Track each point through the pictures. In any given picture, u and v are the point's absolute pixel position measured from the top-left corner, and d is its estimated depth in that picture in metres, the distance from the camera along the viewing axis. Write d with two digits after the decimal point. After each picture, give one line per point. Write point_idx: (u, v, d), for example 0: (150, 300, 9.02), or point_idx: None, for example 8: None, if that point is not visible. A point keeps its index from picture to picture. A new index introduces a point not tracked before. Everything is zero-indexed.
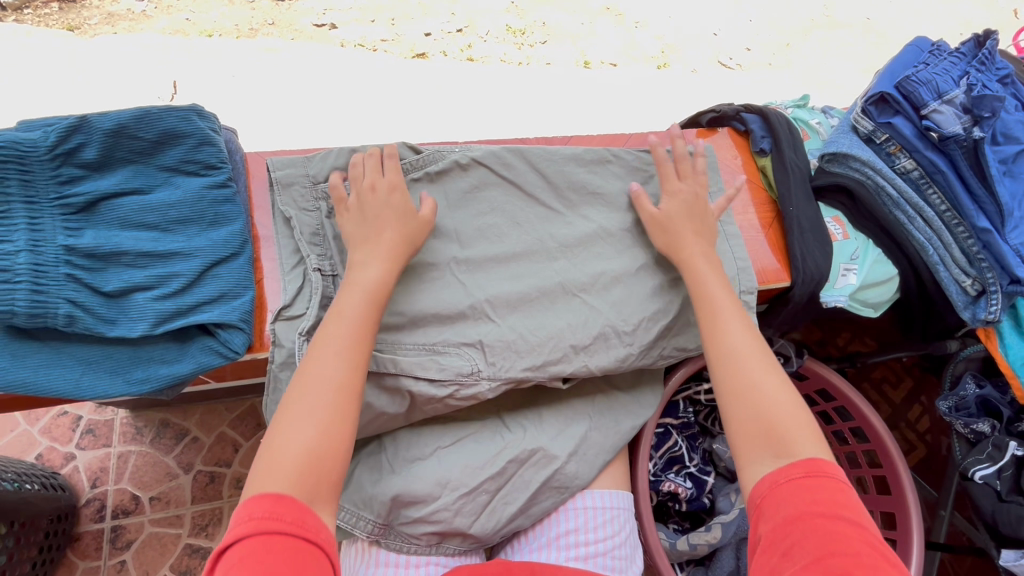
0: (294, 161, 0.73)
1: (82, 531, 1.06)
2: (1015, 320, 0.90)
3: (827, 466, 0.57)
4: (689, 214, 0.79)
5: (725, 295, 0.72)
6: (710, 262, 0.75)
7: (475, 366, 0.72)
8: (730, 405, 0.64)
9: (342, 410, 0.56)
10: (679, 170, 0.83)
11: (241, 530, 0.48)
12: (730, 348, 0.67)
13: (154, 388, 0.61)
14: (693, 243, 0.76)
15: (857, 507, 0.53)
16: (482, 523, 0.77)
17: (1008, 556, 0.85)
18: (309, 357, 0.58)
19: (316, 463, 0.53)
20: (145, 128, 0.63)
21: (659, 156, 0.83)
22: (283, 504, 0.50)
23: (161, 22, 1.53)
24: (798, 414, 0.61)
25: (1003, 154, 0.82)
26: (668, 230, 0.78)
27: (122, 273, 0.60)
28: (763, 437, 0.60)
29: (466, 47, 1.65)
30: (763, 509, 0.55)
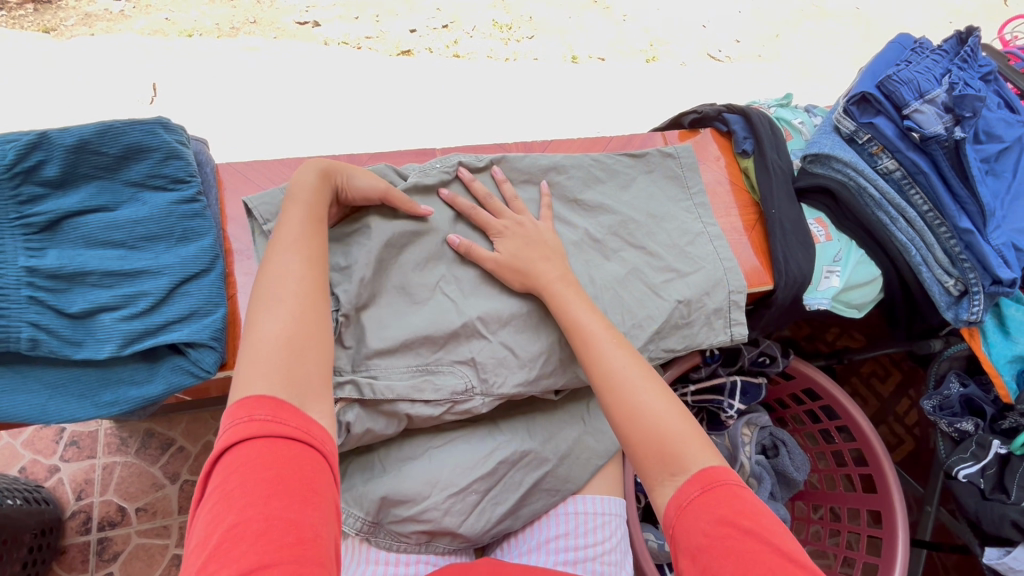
0: (274, 197, 0.69)
1: (68, 544, 1.05)
2: (999, 319, 0.90)
3: (721, 474, 0.55)
4: (531, 245, 0.74)
5: (594, 316, 0.70)
6: (566, 284, 0.72)
7: (470, 382, 0.72)
8: (622, 430, 0.61)
9: (310, 299, 0.56)
10: (492, 209, 0.76)
11: (244, 430, 0.46)
12: (608, 373, 0.64)
13: (124, 410, 0.60)
14: (546, 270, 0.73)
15: (756, 510, 0.51)
16: (471, 522, 0.75)
17: (991, 554, 0.86)
18: (269, 259, 0.58)
19: (299, 349, 0.52)
20: (108, 143, 0.62)
21: (462, 208, 0.76)
22: (286, 410, 0.48)
23: (139, 23, 1.48)
24: (685, 426, 0.59)
25: (985, 154, 0.82)
26: (519, 267, 0.73)
27: (87, 293, 0.59)
28: (655, 455, 0.58)
29: (451, 43, 1.62)
30: (677, 538, 0.52)
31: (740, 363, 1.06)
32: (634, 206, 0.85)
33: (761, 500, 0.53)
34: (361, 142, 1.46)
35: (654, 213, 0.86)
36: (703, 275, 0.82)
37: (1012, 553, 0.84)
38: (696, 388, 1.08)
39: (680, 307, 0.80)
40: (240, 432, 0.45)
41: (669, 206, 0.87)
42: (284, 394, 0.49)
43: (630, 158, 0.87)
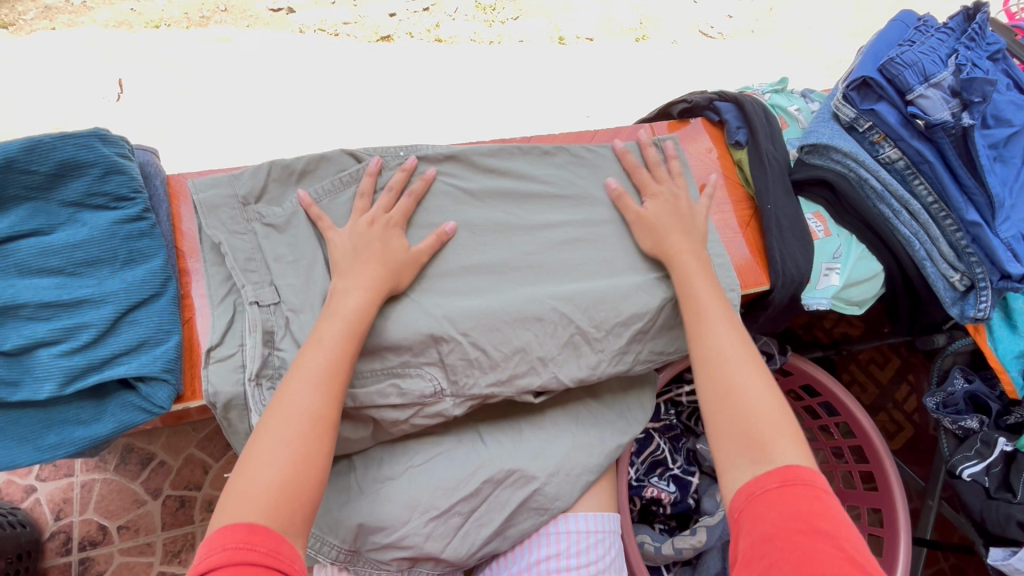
0: (218, 179, 0.66)
1: (48, 566, 1.00)
2: (1006, 313, 0.86)
3: (808, 474, 0.52)
4: (676, 216, 0.74)
5: (712, 295, 0.67)
6: (698, 262, 0.70)
7: (438, 385, 0.66)
8: (711, 408, 0.60)
9: (316, 441, 0.53)
10: (655, 175, 0.77)
11: (212, 560, 0.44)
12: (714, 350, 0.63)
13: (70, 452, 0.56)
14: (679, 244, 0.71)
15: (839, 518, 0.48)
16: (455, 546, 0.71)
17: (997, 555, 0.82)
18: (289, 384, 0.55)
19: (290, 498, 0.50)
20: (38, 160, 0.56)
21: (629, 163, 0.77)
22: (258, 534, 0.46)
23: (103, 14, 1.37)
24: (782, 420, 0.56)
25: (994, 139, 0.77)
26: (655, 228, 0.73)
27: (22, 328, 0.54)
28: (741, 441, 0.56)
29: (433, 27, 1.53)
30: (741, 523, 0.51)
31: None
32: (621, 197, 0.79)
33: (847, 514, 0.50)
34: (341, 137, 1.39)
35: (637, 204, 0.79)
36: None
37: (1019, 554, 0.80)
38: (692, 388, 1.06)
39: (668, 309, 0.72)
40: (217, 553, 0.44)
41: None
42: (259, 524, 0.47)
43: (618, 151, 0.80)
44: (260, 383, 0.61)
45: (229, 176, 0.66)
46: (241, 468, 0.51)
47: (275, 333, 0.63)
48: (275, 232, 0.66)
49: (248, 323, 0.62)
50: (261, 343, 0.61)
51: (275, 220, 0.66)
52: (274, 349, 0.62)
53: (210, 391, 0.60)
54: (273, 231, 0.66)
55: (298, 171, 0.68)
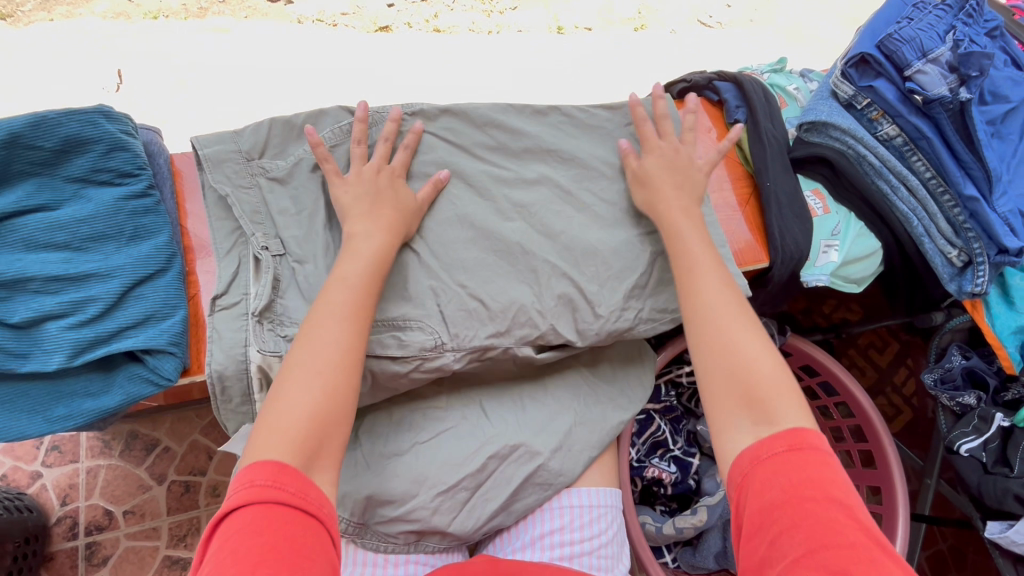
0: (221, 136, 0.66)
1: (55, 550, 1.00)
2: (1002, 289, 0.87)
3: (815, 438, 0.53)
4: (676, 168, 0.73)
5: (705, 247, 0.67)
6: (687, 215, 0.70)
7: (439, 338, 0.66)
8: (709, 376, 0.60)
9: (345, 376, 0.55)
10: (660, 129, 0.76)
11: (244, 496, 0.47)
12: (709, 317, 0.62)
13: (79, 424, 0.57)
14: (671, 195, 0.71)
15: (846, 484, 0.50)
16: (462, 520, 0.72)
17: (993, 528, 0.83)
18: (310, 325, 0.57)
19: (320, 428, 0.52)
20: (44, 136, 0.57)
21: (638, 116, 0.76)
22: (286, 473, 0.49)
23: (101, 5, 1.37)
24: (781, 381, 0.57)
25: (991, 115, 0.78)
26: (648, 183, 0.72)
27: (30, 302, 0.55)
28: (742, 402, 0.57)
29: (431, 17, 1.53)
30: (745, 487, 0.52)
31: None
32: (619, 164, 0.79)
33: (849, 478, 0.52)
34: None
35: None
36: None
37: (1015, 526, 0.81)
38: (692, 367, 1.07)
39: (659, 261, 0.73)
40: (250, 490, 0.47)
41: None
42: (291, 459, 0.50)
43: (606, 110, 0.78)
44: (263, 322, 0.62)
45: (231, 133, 0.67)
46: (273, 401, 0.53)
47: (281, 283, 0.65)
48: (278, 185, 0.67)
49: (257, 268, 0.64)
50: (267, 291, 0.63)
51: (277, 173, 0.67)
52: (279, 298, 0.64)
53: (214, 336, 0.61)
54: (275, 184, 0.67)
55: (298, 126, 0.68)
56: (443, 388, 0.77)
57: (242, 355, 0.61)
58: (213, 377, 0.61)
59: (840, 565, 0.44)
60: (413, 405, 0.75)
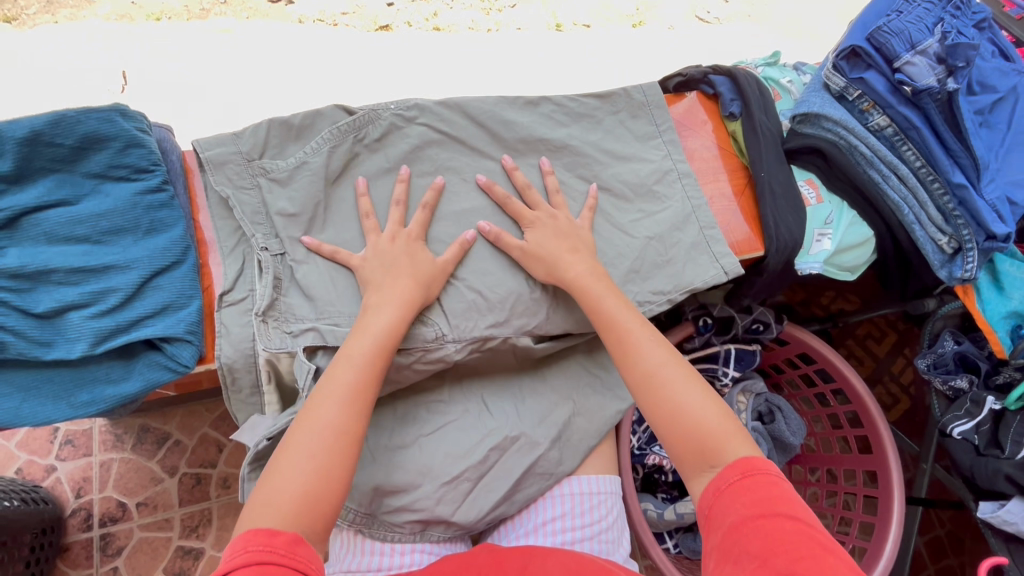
0: (221, 138, 0.68)
1: (71, 541, 1.03)
2: (993, 275, 0.89)
3: (762, 463, 0.55)
4: (561, 237, 0.73)
5: (627, 313, 0.68)
6: (597, 278, 0.71)
7: (440, 330, 0.69)
8: (660, 430, 0.61)
9: (334, 450, 0.55)
10: (529, 201, 0.75)
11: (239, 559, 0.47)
12: (646, 372, 0.63)
13: (101, 409, 0.59)
14: (571, 264, 0.71)
15: (794, 499, 0.52)
16: (464, 510, 0.74)
17: (985, 508, 0.85)
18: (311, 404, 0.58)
19: (311, 504, 0.52)
20: (61, 133, 0.59)
21: (498, 195, 0.74)
22: (279, 536, 0.49)
23: (105, 8, 1.40)
24: (727, 423, 0.59)
25: (979, 105, 0.80)
26: (545, 257, 0.71)
27: (53, 292, 0.58)
28: (697, 454, 0.58)
29: (431, 15, 1.55)
30: (711, 521, 0.53)
31: (733, 331, 1.06)
32: (615, 159, 0.82)
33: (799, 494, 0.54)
34: None
35: (620, 154, 0.82)
36: (672, 214, 0.81)
37: (1007, 506, 0.84)
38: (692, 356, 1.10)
39: (653, 245, 0.79)
40: (244, 556, 0.47)
41: (636, 147, 0.83)
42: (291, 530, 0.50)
43: (596, 100, 0.82)
44: (267, 321, 0.66)
45: (231, 135, 0.69)
46: (264, 482, 0.53)
47: (283, 283, 0.68)
48: (277, 186, 0.69)
49: (259, 268, 0.67)
50: (269, 291, 0.66)
51: (278, 173, 0.69)
52: (283, 295, 0.68)
53: (222, 331, 0.65)
54: (275, 186, 0.69)
55: (296, 127, 0.70)
56: (446, 380, 0.78)
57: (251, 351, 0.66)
58: (223, 367, 0.66)
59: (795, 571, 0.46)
60: (418, 396, 0.77)
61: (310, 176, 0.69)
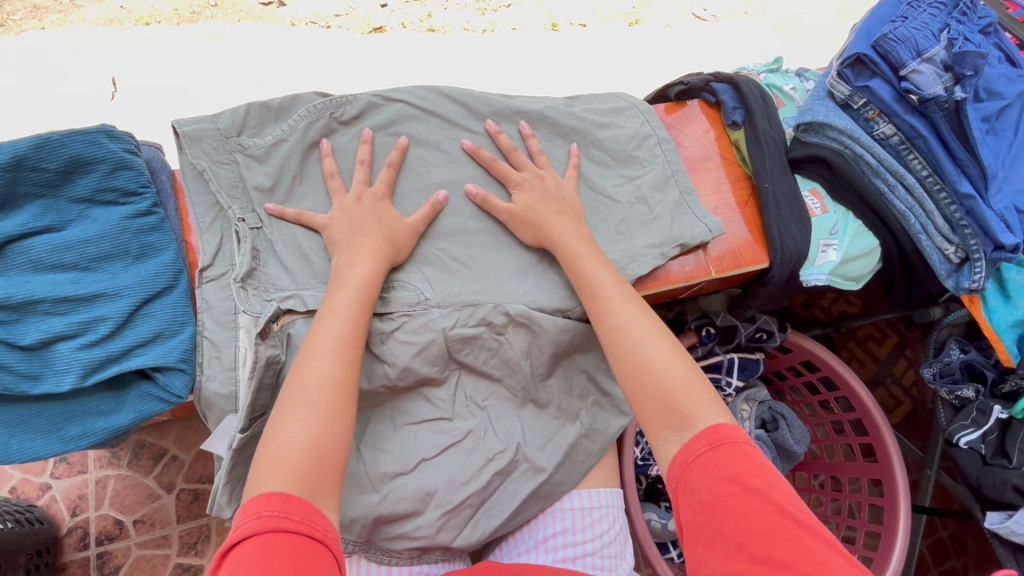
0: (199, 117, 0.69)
1: (67, 560, 1.01)
2: (999, 283, 0.88)
3: (731, 432, 0.55)
4: (548, 200, 0.75)
5: (604, 271, 0.70)
6: (580, 239, 0.73)
7: (422, 295, 0.73)
8: (627, 385, 0.62)
9: (339, 403, 0.56)
10: (515, 162, 0.77)
11: (250, 528, 0.47)
12: (618, 328, 0.65)
13: (93, 443, 0.58)
14: (559, 226, 0.73)
15: (766, 469, 0.52)
16: (465, 535, 0.72)
17: (994, 518, 0.85)
18: (303, 356, 0.58)
19: (320, 458, 0.52)
20: (47, 158, 0.57)
21: (484, 158, 0.76)
22: (292, 503, 0.49)
23: (92, 12, 1.37)
24: (693, 381, 0.59)
25: (986, 112, 0.78)
26: (533, 221, 0.74)
27: (39, 323, 0.56)
28: (660, 410, 0.58)
29: (425, 16, 1.53)
30: (680, 494, 0.54)
31: (736, 340, 1.04)
32: (598, 145, 0.83)
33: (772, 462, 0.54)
34: None
35: (596, 120, 0.84)
36: (654, 175, 0.83)
37: (1014, 516, 0.83)
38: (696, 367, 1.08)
39: (636, 207, 0.81)
40: (257, 525, 0.47)
41: (611, 116, 0.85)
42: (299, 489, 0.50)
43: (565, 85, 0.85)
44: (246, 288, 0.64)
45: (210, 114, 0.70)
46: (269, 441, 0.53)
47: (260, 254, 0.67)
48: (255, 162, 0.70)
49: (235, 240, 0.66)
50: (248, 259, 0.65)
51: (256, 150, 0.70)
52: (262, 266, 0.67)
53: (205, 306, 0.63)
54: (252, 162, 0.69)
55: (274, 108, 0.71)
56: (451, 398, 0.75)
57: (232, 320, 0.63)
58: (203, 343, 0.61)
59: (766, 552, 0.47)
60: (417, 417, 0.74)
61: (287, 149, 0.70)
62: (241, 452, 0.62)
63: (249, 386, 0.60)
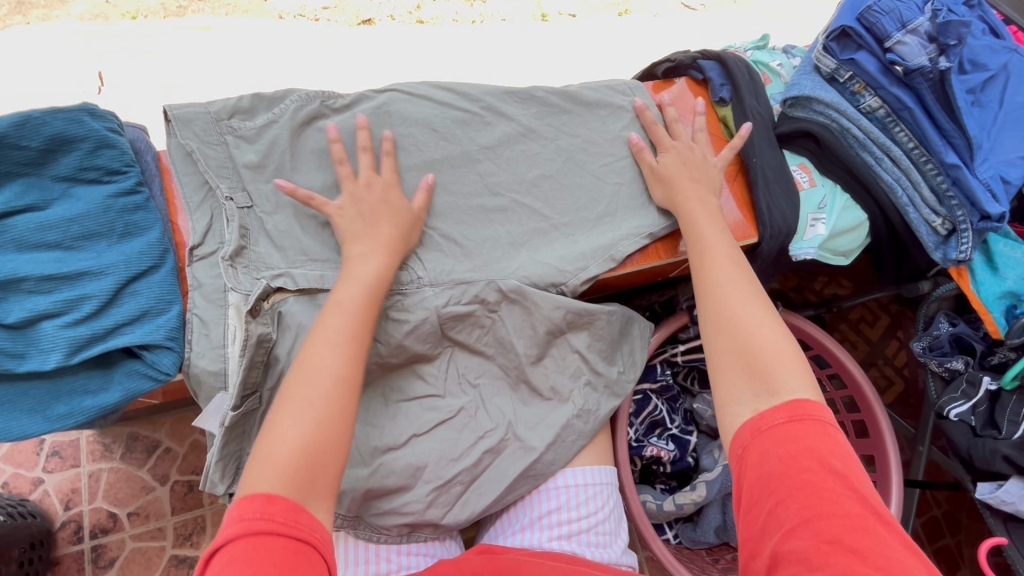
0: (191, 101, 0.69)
1: (61, 554, 0.99)
2: (987, 256, 0.88)
3: (816, 410, 0.55)
4: (690, 166, 0.78)
5: (720, 235, 0.72)
6: (704, 205, 0.75)
7: (414, 273, 0.73)
8: (716, 341, 0.64)
9: (339, 402, 0.55)
10: (672, 131, 0.81)
11: (230, 532, 0.46)
12: (722, 288, 0.67)
13: (80, 421, 0.58)
14: (690, 191, 0.76)
15: (844, 454, 0.52)
16: (455, 513, 0.72)
17: (984, 489, 0.85)
18: (307, 349, 0.57)
19: (312, 458, 0.52)
20: (28, 136, 0.57)
21: (649, 120, 0.82)
22: (276, 504, 0.48)
23: (78, 7, 1.36)
24: (786, 351, 0.60)
25: (971, 83, 0.80)
26: (669, 181, 0.77)
27: (24, 301, 0.55)
28: (744, 370, 0.60)
29: (414, 8, 1.52)
30: (747, 460, 0.54)
31: None
32: (588, 126, 0.83)
33: (851, 450, 0.54)
34: None
35: (587, 100, 0.84)
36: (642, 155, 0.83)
37: (1005, 486, 0.83)
38: (687, 346, 1.07)
39: (623, 189, 0.81)
40: (240, 524, 0.46)
41: (603, 91, 0.85)
42: (285, 491, 0.49)
43: None
44: (236, 266, 0.64)
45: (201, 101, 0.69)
46: (265, 436, 0.52)
47: (250, 233, 0.67)
48: (245, 142, 0.69)
49: (225, 219, 0.66)
50: (236, 237, 0.65)
51: (246, 132, 0.69)
52: (252, 245, 0.66)
53: (195, 284, 0.63)
54: (242, 142, 0.69)
55: (267, 95, 0.72)
56: (442, 375, 0.75)
57: (222, 299, 0.62)
58: (194, 318, 0.61)
59: (836, 531, 0.47)
60: (409, 393, 0.74)
61: (277, 130, 0.70)
62: (232, 429, 0.62)
63: (239, 364, 0.60)
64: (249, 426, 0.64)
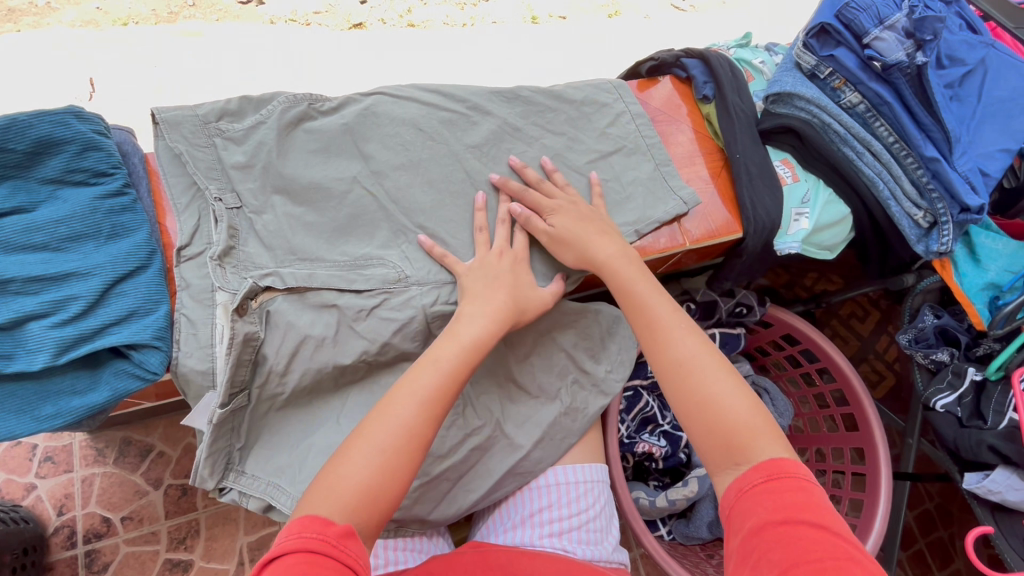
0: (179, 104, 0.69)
1: (54, 560, 0.99)
2: (969, 248, 0.90)
3: (792, 467, 0.54)
4: (586, 221, 0.74)
5: (658, 298, 0.69)
6: (628, 259, 0.72)
7: (401, 271, 0.70)
8: (688, 421, 0.61)
9: (406, 453, 0.55)
10: (545, 192, 0.76)
11: (287, 544, 0.47)
12: (677, 360, 0.63)
13: (68, 421, 0.58)
14: (609, 250, 0.73)
15: (824, 508, 0.51)
16: (442, 509, 0.74)
17: (972, 479, 0.85)
18: (389, 394, 0.58)
19: (370, 501, 0.52)
20: (15, 138, 0.57)
21: (515, 190, 0.76)
22: (332, 528, 0.49)
23: (69, 15, 1.37)
24: (757, 417, 0.58)
25: (949, 78, 0.82)
26: (571, 240, 0.73)
27: (11, 302, 0.56)
28: (722, 448, 0.57)
29: (405, 12, 1.54)
30: (734, 522, 0.53)
31: (718, 316, 1.05)
32: (574, 125, 0.84)
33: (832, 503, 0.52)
34: None
35: (573, 99, 0.85)
36: (626, 154, 0.84)
37: (991, 476, 0.83)
38: None
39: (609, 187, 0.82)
40: (294, 538, 0.47)
41: (589, 91, 0.86)
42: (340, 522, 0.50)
43: None
44: (224, 265, 0.64)
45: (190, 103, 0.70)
46: (334, 464, 0.54)
47: (239, 233, 0.67)
48: (233, 144, 0.69)
49: (213, 220, 0.66)
50: (225, 238, 0.65)
51: (235, 133, 0.70)
52: (239, 246, 0.67)
53: (182, 285, 0.63)
54: (230, 144, 0.69)
55: (256, 99, 0.72)
56: None
57: (210, 299, 0.63)
58: (183, 318, 0.62)
59: None
60: None
61: (265, 130, 0.71)
62: (221, 426, 0.63)
63: (226, 362, 0.60)
64: (238, 423, 0.65)
